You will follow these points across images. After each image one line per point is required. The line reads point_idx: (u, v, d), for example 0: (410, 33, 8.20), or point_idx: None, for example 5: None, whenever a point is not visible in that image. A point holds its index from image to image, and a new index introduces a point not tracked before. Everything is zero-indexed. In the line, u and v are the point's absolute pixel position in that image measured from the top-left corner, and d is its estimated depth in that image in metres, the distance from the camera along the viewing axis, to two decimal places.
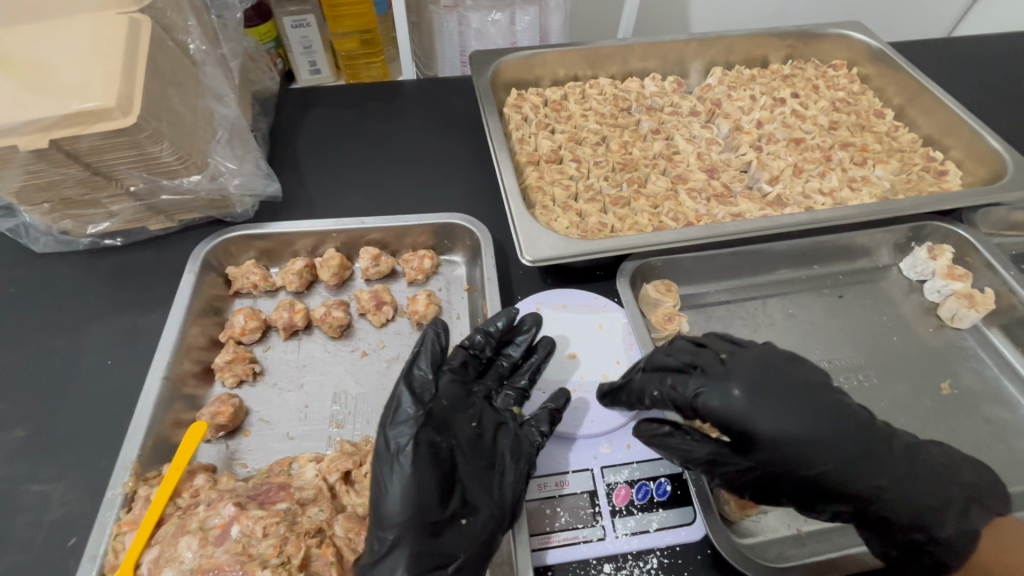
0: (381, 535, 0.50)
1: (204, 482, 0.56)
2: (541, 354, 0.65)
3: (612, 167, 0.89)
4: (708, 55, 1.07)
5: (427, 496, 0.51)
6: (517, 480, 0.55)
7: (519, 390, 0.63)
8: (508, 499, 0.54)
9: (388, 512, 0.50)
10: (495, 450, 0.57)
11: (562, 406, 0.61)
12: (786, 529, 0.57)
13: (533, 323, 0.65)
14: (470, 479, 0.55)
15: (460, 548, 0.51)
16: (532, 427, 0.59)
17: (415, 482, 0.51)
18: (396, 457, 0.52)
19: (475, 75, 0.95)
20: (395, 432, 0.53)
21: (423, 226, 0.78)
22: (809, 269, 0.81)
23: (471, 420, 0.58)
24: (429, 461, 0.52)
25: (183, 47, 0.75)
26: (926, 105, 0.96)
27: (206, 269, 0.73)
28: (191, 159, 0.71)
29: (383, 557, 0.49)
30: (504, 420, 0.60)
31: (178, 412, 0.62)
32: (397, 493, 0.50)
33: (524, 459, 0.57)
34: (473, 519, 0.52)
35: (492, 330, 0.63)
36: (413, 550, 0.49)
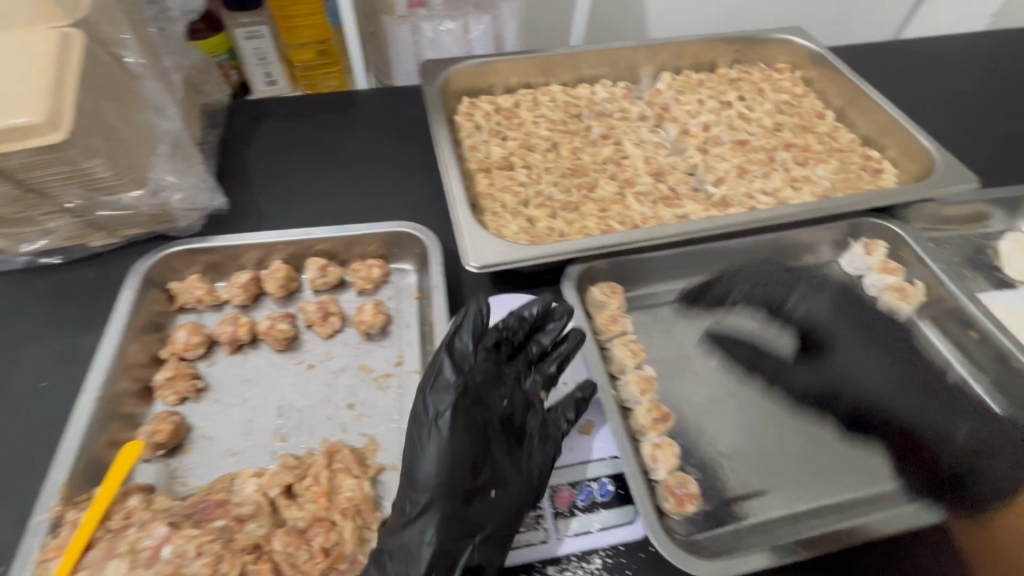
0: (415, 496, 0.53)
1: (137, 503, 0.55)
2: (571, 343, 0.65)
3: (562, 173, 0.91)
4: (657, 61, 1.09)
5: (461, 464, 0.53)
6: (543, 462, 0.57)
7: (548, 375, 0.64)
8: (535, 478, 0.56)
9: (424, 473, 0.53)
10: (524, 430, 0.59)
11: (589, 396, 0.63)
12: (728, 523, 0.59)
13: (564, 313, 0.65)
14: (502, 455, 0.56)
15: (488, 519, 0.52)
16: (559, 415, 0.61)
17: (451, 447, 0.54)
18: (434, 422, 0.55)
19: (424, 85, 0.96)
20: (435, 397, 0.56)
21: (372, 235, 0.78)
22: (753, 267, 0.83)
23: (504, 397, 0.59)
24: (465, 430, 0.55)
25: (119, 60, 0.73)
26: (863, 106, 0.99)
27: (146, 285, 0.71)
28: (129, 173, 0.70)
29: (414, 519, 0.52)
30: (532, 402, 0.61)
31: (114, 432, 0.61)
32: (433, 455, 0.53)
33: (551, 443, 0.59)
34: (503, 492, 0.54)
35: (525, 315, 0.64)
36: (444, 513, 0.51)
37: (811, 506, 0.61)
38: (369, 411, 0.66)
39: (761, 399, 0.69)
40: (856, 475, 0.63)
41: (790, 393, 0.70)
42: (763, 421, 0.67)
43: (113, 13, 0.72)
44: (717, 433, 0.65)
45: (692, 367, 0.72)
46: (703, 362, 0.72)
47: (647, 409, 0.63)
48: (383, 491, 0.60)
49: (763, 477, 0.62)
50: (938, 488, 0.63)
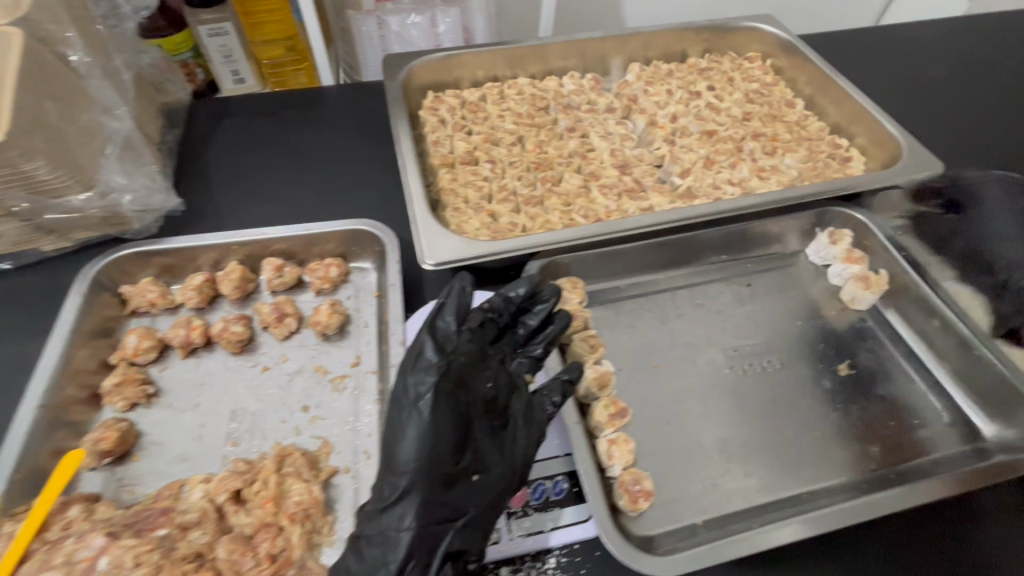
0: (393, 481, 0.51)
1: (78, 513, 0.54)
2: (559, 325, 0.63)
3: (526, 167, 0.89)
4: (627, 52, 1.08)
5: (442, 447, 0.51)
6: (527, 445, 0.56)
7: (534, 357, 0.62)
8: (519, 462, 0.55)
9: (403, 458, 0.51)
10: (508, 412, 0.56)
11: (576, 378, 0.60)
12: (684, 520, 0.58)
13: (553, 293, 0.63)
14: (484, 438, 0.54)
15: (469, 504, 0.51)
16: (545, 397, 0.59)
17: (432, 431, 0.51)
18: (414, 404, 0.52)
19: (386, 80, 0.94)
20: (415, 379, 0.53)
21: (330, 233, 0.76)
22: (719, 258, 0.82)
23: (488, 379, 0.56)
24: (447, 412, 0.52)
25: (63, 59, 0.71)
26: (833, 94, 0.98)
27: (96, 289, 0.70)
28: (75, 175, 0.68)
29: (392, 504, 0.50)
30: (517, 385, 0.59)
31: (59, 441, 0.60)
32: (414, 439, 0.51)
33: (536, 427, 0.57)
34: (485, 476, 0.53)
35: (513, 295, 0.61)
36: (424, 499, 0.50)
37: (769, 499, 0.60)
38: (324, 413, 0.65)
39: (722, 394, 0.68)
40: (813, 466, 0.63)
41: (749, 387, 0.69)
42: (722, 416, 0.66)
43: (56, 11, 0.69)
44: (676, 428, 0.65)
45: (654, 362, 0.70)
46: (665, 356, 0.71)
47: (605, 405, 0.62)
48: (336, 494, 0.59)
49: (719, 472, 0.62)
50: (897, 477, 0.62)
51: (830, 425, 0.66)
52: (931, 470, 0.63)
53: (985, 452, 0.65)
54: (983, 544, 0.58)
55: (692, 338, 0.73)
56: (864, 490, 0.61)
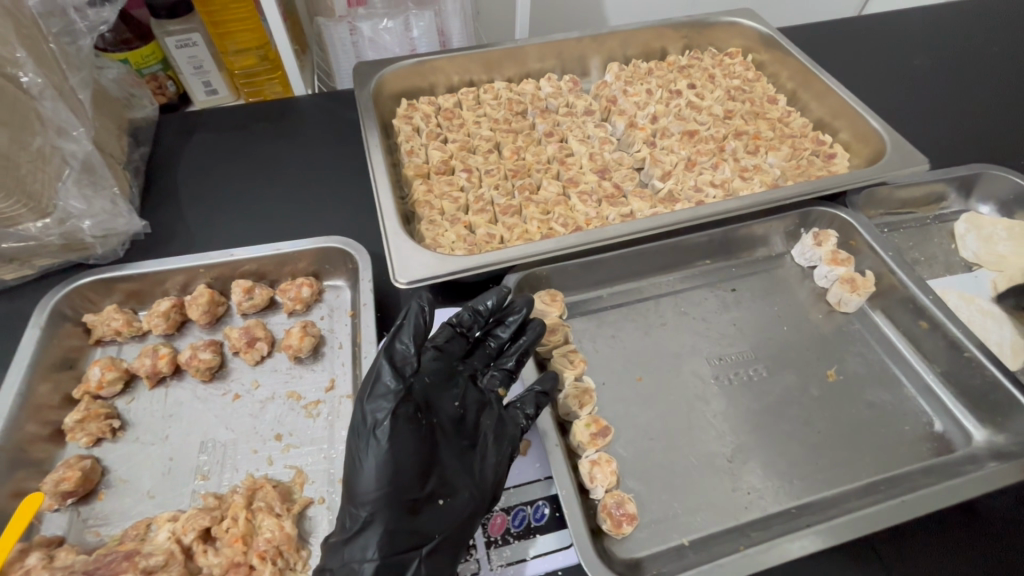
0: (354, 512, 0.50)
1: (37, 561, 0.51)
2: (530, 336, 0.62)
3: (503, 174, 0.87)
4: (605, 51, 1.05)
5: (405, 472, 0.50)
6: (497, 463, 0.54)
7: (507, 371, 0.60)
8: (489, 481, 0.53)
9: (363, 487, 0.50)
10: (478, 430, 0.56)
11: (548, 390, 0.60)
12: (669, 542, 0.56)
13: (524, 304, 0.62)
14: (451, 459, 0.53)
15: (437, 529, 0.50)
16: (517, 410, 0.58)
17: (393, 457, 0.50)
18: (373, 431, 0.51)
19: (356, 89, 0.91)
20: (373, 406, 0.53)
21: (301, 252, 0.74)
22: (702, 263, 0.80)
23: (454, 398, 0.56)
24: (408, 436, 0.52)
25: (11, 80, 0.65)
26: (816, 89, 0.97)
27: (57, 320, 0.67)
28: (27, 201, 0.66)
29: (355, 535, 0.49)
30: (488, 401, 0.58)
31: (20, 482, 0.58)
32: (372, 468, 0.50)
33: (506, 443, 0.56)
34: (452, 499, 0.51)
35: (481, 309, 0.61)
36: (387, 528, 0.48)
37: (758, 516, 0.58)
38: (298, 441, 0.63)
39: (707, 405, 0.66)
40: (800, 479, 0.61)
41: (733, 399, 0.67)
42: (708, 430, 0.64)
43: (2, 30, 0.63)
44: (660, 445, 0.62)
45: (638, 375, 0.68)
46: (649, 367, 0.69)
47: (586, 423, 0.60)
48: (311, 527, 0.58)
49: (704, 490, 0.60)
50: (889, 487, 0.61)
51: (817, 435, 0.64)
52: (921, 480, 0.61)
53: (976, 457, 0.63)
54: (977, 555, 0.56)
55: (677, 348, 0.71)
56: (853, 503, 0.59)
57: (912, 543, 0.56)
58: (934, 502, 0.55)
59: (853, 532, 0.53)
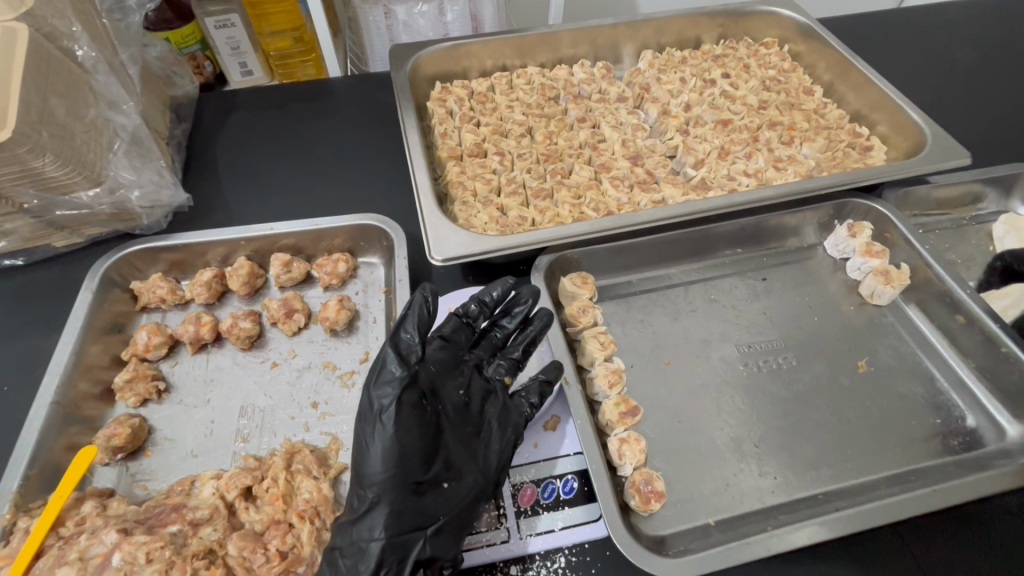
0: (361, 493, 0.51)
1: (91, 509, 0.54)
2: (539, 325, 0.63)
3: (536, 159, 0.87)
4: (639, 38, 1.05)
5: (411, 457, 0.51)
6: (501, 450, 0.56)
7: (513, 360, 0.62)
8: (492, 467, 0.55)
9: (370, 470, 0.50)
10: (484, 417, 0.57)
11: (553, 379, 0.61)
12: (696, 520, 0.57)
13: (531, 295, 0.63)
14: (456, 445, 0.54)
15: (440, 511, 0.51)
16: (522, 399, 0.60)
17: (398, 443, 0.50)
18: (378, 417, 0.51)
19: (393, 70, 0.93)
20: (379, 392, 0.52)
21: (337, 228, 0.76)
22: (734, 252, 0.80)
23: (459, 387, 0.57)
24: (414, 422, 0.51)
25: (69, 54, 0.70)
26: (854, 81, 0.95)
27: (106, 285, 0.70)
28: (82, 171, 0.68)
29: (362, 515, 0.50)
30: (493, 389, 0.59)
31: (73, 436, 0.61)
32: (380, 452, 0.50)
33: (511, 430, 0.57)
34: (456, 483, 0.52)
35: (486, 300, 0.62)
36: (392, 509, 0.49)
37: (787, 499, 0.59)
38: (333, 409, 0.65)
39: (736, 392, 0.66)
40: (828, 466, 0.61)
41: (761, 385, 0.67)
42: (735, 414, 0.64)
43: (59, 5, 0.68)
44: (689, 426, 0.63)
45: (667, 359, 0.69)
46: (678, 351, 0.70)
47: (615, 403, 0.61)
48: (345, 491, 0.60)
49: (733, 470, 0.60)
50: (919, 477, 0.61)
51: (846, 425, 0.64)
52: (951, 472, 0.61)
53: (1009, 452, 0.63)
54: (1009, 546, 0.56)
55: (706, 334, 0.71)
56: (882, 491, 0.60)
57: (941, 534, 0.56)
58: (964, 492, 0.56)
59: (884, 518, 0.54)
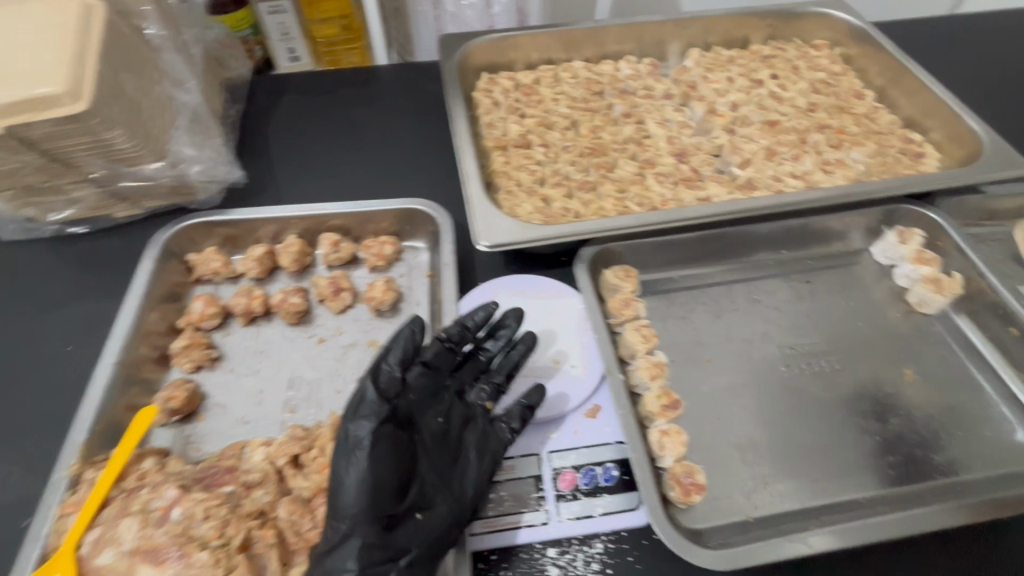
0: (335, 525, 0.50)
1: (151, 466, 0.57)
2: (523, 348, 0.63)
3: (580, 152, 0.88)
4: (686, 37, 1.04)
5: (385, 487, 0.51)
6: (478, 477, 0.55)
7: (495, 384, 0.62)
8: (468, 496, 0.54)
9: (345, 501, 0.50)
10: (462, 445, 0.57)
11: (534, 403, 0.60)
12: (735, 515, 0.57)
13: (516, 318, 0.65)
14: (432, 474, 0.54)
15: (413, 542, 0.50)
16: (502, 424, 0.59)
17: (372, 474, 0.50)
18: (353, 449, 0.51)
19: (442, 59, 0.94)
20: (356, 425, 0.53)
21: (385, 212, 0.78)
22: (778, 254, 0.79)
23: (438, 414, 0.58)
24: (389, 453, 0.52)
25: (139, 32, 0.74)
26: (907, 86, 0.93)
27: (166, 256, 0.73)
28: (149, 144, 0.71)
29: (336, 546, 0.49)
30: (473, 415, 0.60)
31: (133, 397, 0.63)
32: (354, 483, 0.50)
33: (490, 456, 0.57)
34: (430, 513, 0.52)
35: (470, 323, 0.62)
36: (364, 542, 0.49)
37: (829, 501, 0.59)
38: None
39: (778, 393, 0.66)
40: (871, 472, 0.61)
41: (804, 388, 0.66)
42: (777, 416, 0.64)
43: None
44: (730, 424, 0.63)
45: (707, 355, 0.69)
46: (718, 350, 0.70)
47: (657, 395, 0.62)
48: None
49: (775, 469, 0.60)
50: (967, 489, 0.60)
51: (890, 432, 0.64)
52: (998, 485, 0.60)
53: None
54: None
55: (748, 333, 0.71)
56: (926, 499, 0.59)
57: (988, 546, 0.56)
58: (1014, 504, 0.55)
59: (927, 524, 0.54)
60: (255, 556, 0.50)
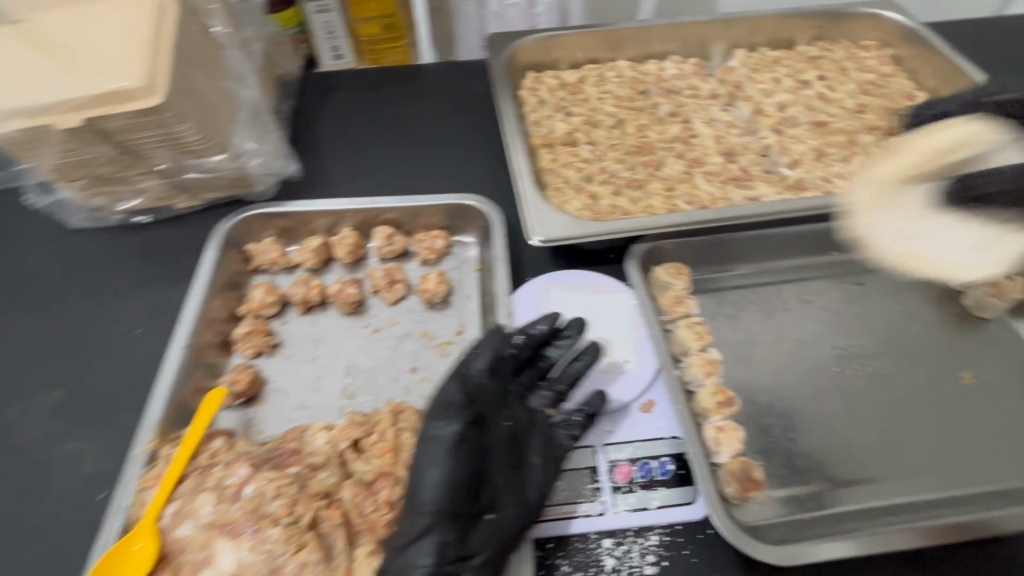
0: (413, 520, 0.51)
1: (221, 445, 0.59)
2: (587, 359, 0.64)
3: (627, 150, 0.88)
4: (732, 37, 1.04)
5: (462, 487, 0.53)
6: (544, 481, 0.56)
7: (556, 392, 0.64)
8: (535, 500, 0.55)
9: (425, 497, 0.52)
10: (525, 449, 0.58)
11: (596, 411, 0.61)
12: (791, 513, 0.57)
13: (578, 328, 0.67)
14: (501, 477, 0.56)
15: (485, 541, 0.52)
16: (564, 431, 0.60)
17: (452, 473, 0.52)
18: (435, 449, 0.54)
19: (490, 58, 0.96)
20: (437, 426, 0.55)
21: (437, 206, 0.79)
22: (830, 255, 0.78)
23: (507, 419, 0.59)
24: (466, 454, 0.54)
25: (206, 30, 0.77)
26: (961, 87, 0.92)
27: (228, 246, 0.76)
28: (214, 138, 0.74)
29: (412, 542, 0.50)
30: (537, 421, 0.61)
31: (199, 380, 0.66)
32: (434, 481, 0.52)
33: (553, 461, 0.58)
34: (500, 515, 0.53)
35: (535, 331, 0.64)
36: (441, 539, 0.50)
37: (886, 503, 0.58)
38: (432, 375, 0.68)
39: (831, 394, 0.66)
40: (930, 475, 0.60)
41: (859, 390, 0.66)
42: (832, 416, 0.64)
43: None
44: (785, 422, 0.63)
45: (758, 355, 0.69)
46: (770, 349, 0.70)
47: (712, 392, 0.63)
48: None
49: (830, 469, 0.60)
50: None
51: (949, 436, 0.63)
52: None
53: None
54: None
55: (799, 333, 0.71)
56: (987, 504, 0.58)
57: None
58: None
59: (991, 528, 0.54)
60: (323, 534, 0.52)
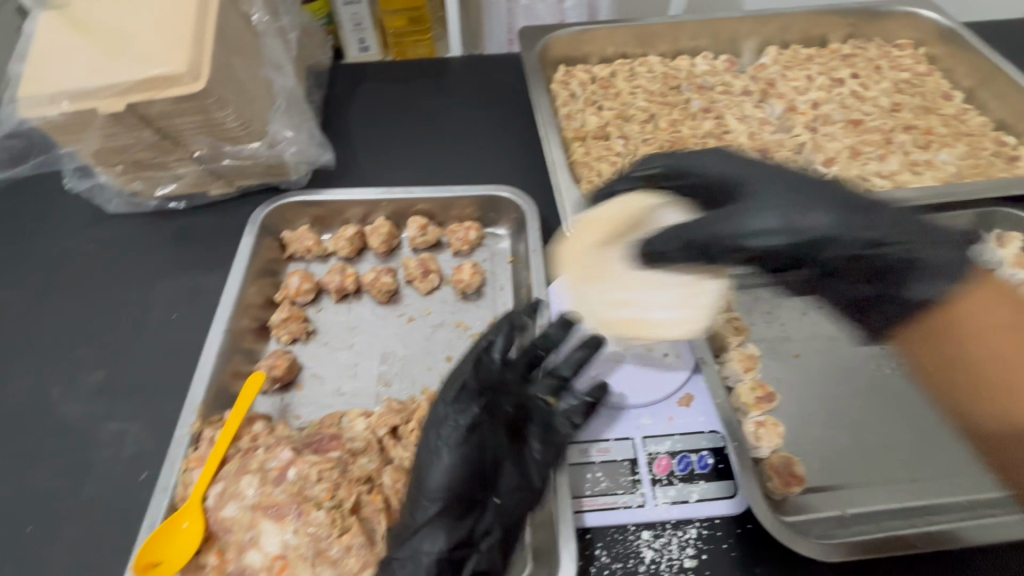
0: (423, 505, 0.52)
1: (262, 429, 0.59)
2: (588, 348, 0.63)
3: (660, 145, 0.88)
4: (764, 34, 1.03)
5: (469, 471, 0.53)
6: (543, 466, 0.56)
7: (559, 378, 0.62)
8: (536, 484, 0.55)
9: (434, 482, 0.52)
10: (525, 436, 0.58)
11: (597, 399, 0.60)
12: (831, 509, 0.56)
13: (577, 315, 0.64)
14: (504, 463, 0.56)
15: (489, 525, 0.52)
16: (564, 419, 0.59)
17: (458, 457, 0.54)
18: (440, 434, 0.55)
19: (523, 51, 0.96)
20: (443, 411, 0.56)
21: (471, 198, 0.80)
22: None
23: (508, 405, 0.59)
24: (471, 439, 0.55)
25: (246, 18, 0.78)
26: (999, 87, 0.91)
27: (263, 233, 0.76)
28: (253, 125, 0.74)
29: (419, 527, 0.51)
30: (537, 408, 0.60)
31: (237, 364, 0.67)
32: (445, 465, 0.53)
33: (554, 448, 0.58)
34: (503, 499, 0.54)
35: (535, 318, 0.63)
36: (447, 524, 0.51)
37: (929, 502, 0.58)
38: None
39: (869, 392, 0.65)
40: (973, 475, 0.59)
41: (898, 389, 0.65)
42: (871, 414, 0.63)
43: None
44: (823, 419, 0.63)
45: (794, 351, 0.69)
46: (806, 346, 0.69)
47: (750, 387, 0.63)
48: None
49: (870, 467, 0.59)
50: None
51: None
52: None
53: None
54: None
55: (837, 331, 0.70)
56: None
57: None
58: None
59: None
60: (365, 519, 0.52)
